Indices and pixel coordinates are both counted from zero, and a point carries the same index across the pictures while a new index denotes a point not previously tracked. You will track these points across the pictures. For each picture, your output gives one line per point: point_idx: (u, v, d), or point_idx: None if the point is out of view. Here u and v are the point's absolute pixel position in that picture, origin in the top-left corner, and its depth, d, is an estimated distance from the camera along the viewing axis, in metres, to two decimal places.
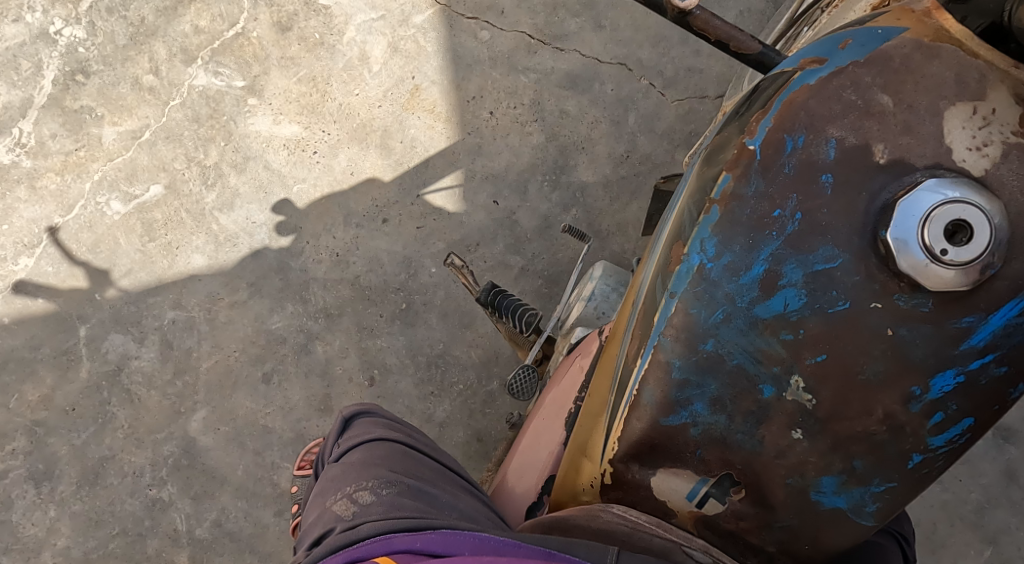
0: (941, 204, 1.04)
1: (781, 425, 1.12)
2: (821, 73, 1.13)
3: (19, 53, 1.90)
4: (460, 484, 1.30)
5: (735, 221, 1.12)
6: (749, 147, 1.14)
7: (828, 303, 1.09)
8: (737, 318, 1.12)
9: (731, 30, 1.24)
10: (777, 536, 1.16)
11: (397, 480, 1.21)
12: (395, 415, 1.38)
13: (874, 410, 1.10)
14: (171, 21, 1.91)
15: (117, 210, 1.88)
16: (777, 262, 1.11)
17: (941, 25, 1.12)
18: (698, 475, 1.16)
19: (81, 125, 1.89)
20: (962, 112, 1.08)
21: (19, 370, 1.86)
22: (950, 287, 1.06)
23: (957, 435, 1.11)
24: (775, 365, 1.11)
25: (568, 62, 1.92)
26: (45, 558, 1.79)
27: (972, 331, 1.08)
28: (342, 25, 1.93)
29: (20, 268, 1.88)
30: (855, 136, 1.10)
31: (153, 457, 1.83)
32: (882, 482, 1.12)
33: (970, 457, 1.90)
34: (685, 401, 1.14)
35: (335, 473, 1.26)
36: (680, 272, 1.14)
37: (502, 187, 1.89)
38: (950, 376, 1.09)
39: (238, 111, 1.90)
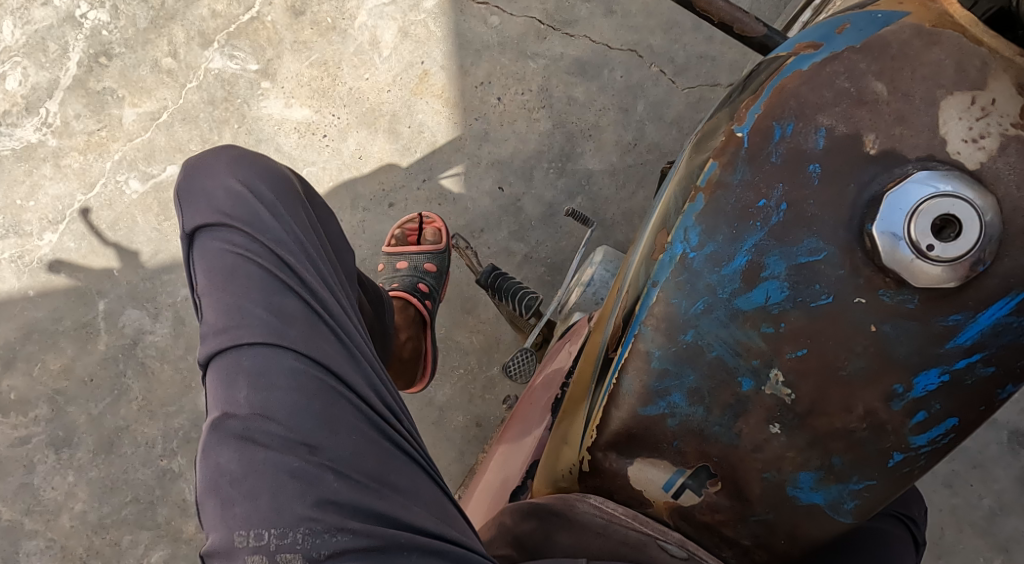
0: (930, 198, 1.10)
1: (758, 419, 1.18)
2: (815, 59, 1.18)
3: (47, 36, 1.93)
4: (373, 422, 1.24)
5: (720, 211, 1.18)
6: (738, 135, 1.19)
7: (810, 297, 1.15)
8: (718, 309, 1.18)
9: (735, 12, 1.33)
10: (752, 529, 1.21)
11: (324, 522, 1.16)
12: (292, 337, 1.24)
13: (854, 407, 1.16)
14: (190, 6, 1.93)
15: (135, 189, 1.93)
16: (759, 254, 1.17)
17: (945, 10, 1.16)
18: (675, 466, 1.22)
19: (103, 106, 1.93)
20: (960, 103, 1.13)
21: (42, 340, 1.93)
22: (937, 283, 1.12)
23: (940, 435, 1.17)
24: (755, 359, 1.17)
25: (577, 48, 1.90)
26: (63, 521, 1.89)
27: (959, 330, 1.14)
28: (354, 10, 1.92)
29: (44, 243, 1.94)
30: (846, 125, 1.16)
31: (165, 429, 1.91)
32: (860, 479, 1.18)
33: (982, 461, 1.89)
34: (664, 391, 1.20)
35: (235, 470, 1.17)
36: (663, 260, 1.20)
37: (508, 173, 1.89)
38: (934, 375, 1.15)
39: (251, 94, 1.92)
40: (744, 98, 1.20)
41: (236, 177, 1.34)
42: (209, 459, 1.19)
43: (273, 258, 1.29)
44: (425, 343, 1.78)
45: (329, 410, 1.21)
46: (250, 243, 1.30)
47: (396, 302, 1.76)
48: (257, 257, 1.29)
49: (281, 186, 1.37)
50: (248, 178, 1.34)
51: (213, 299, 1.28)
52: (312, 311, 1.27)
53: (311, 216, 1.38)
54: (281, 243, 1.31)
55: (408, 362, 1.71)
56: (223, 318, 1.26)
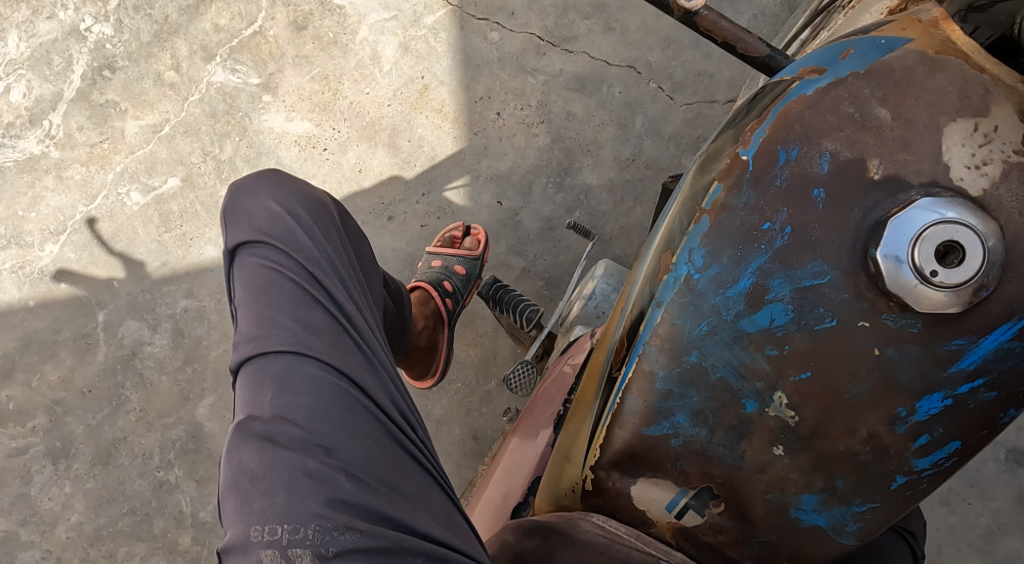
0: (934, 224, 1.11)
1: (762, 441, 1.18)
2: (819, 83, 1.19)
3: (52, 49, 1.95)
4: (389, 434, 1.25)
5: (724, 233, 1.19)
6: (743, 157, 1.20)
7: (814, 320, 1.16)
8: (722, 331, 1.18)
9: (738, 32, 1.33)
10: (756, 551, 1.22)
11: (334, 521, 1.16)
12: (318, 346, 1.26)
13: (857, 430, 1.16)
14: (193, 19, 1.95)
15: (136, 201, 1.94)
16: (764, 276, 1.17)
17: (948, 37, 1.17)
18: (678, 487, 1.22)
19: (105, 118, 1.94)
20: (964, 128, 1.14)
21: (41, 351, 1.94)
22: (941, 308, 1.12)
23: (943, 459, 1.17)
24: (758, 381, 1.18)
25: (577, 64, 1.91)
26: (59, 532, 1.89)
27: (963, 354, 1.14)
28: (355, 24, 1.94)
29: (45, 254, 1.95)
30: (850, 150, 1.16)
31: (162, 441, 1.91)
32: (863, 502, 1.18)
33: (979, 480, 1.89)
34: (668, 411, 1.21)
35: (254, 470, 1.18)
36: (667, 281, 1.20)
37: (506, 189, 1.90)
38: (937, 399, 1.15)
39: (253, 108, 1.93)
40: (750, 120, 1.20)
41: (274, 197, 1.36)
42: (230, 458, 1.20)
43: (305, 271, 1.31)
44: (443, 342, 1.78)
45: (349, 419, 1.22)
46: (284, 257, 1.31)
47: (420, 293, 1.79)
48: (289, 269, 1.30)
49: (317, 205, 1.38)
50: (287, 200, 1.35)
51: (245, 308, 1.29)
52: (338, 324, 1.29)
53: (343, 240, 1.40)
54: (314, 259, 1.32)
55: (421, 352, 1.73)
56: (254, 325, 1.27)
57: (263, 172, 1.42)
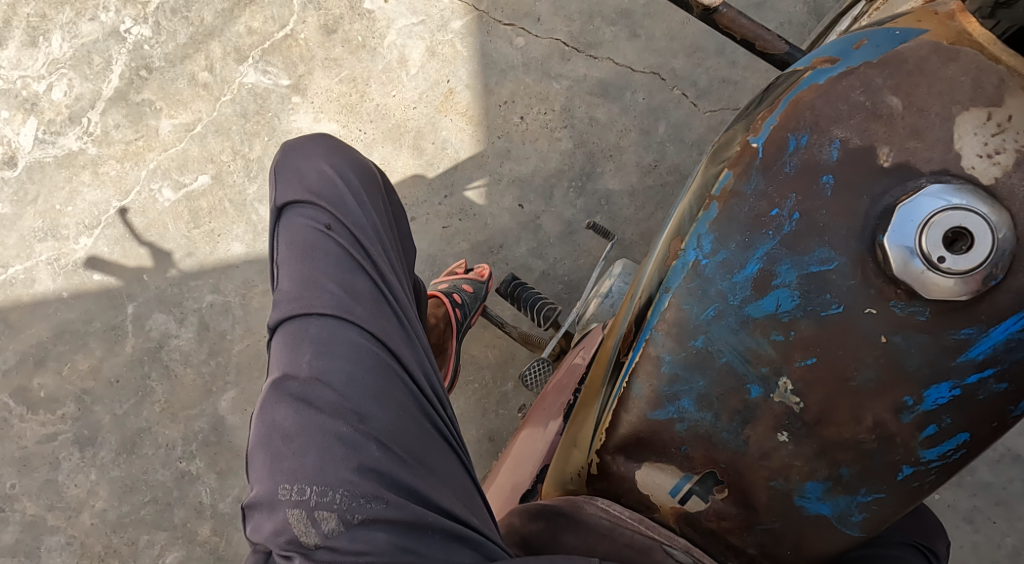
0: (941, 210, 1.10)
1: (766, 427, 1.17)
2: (831, 73, 1.18)
3: (92, 49, 2.01)
4: (420, 407, 1.26)
5: (732, 219, 1.18)
6: (753, 145, 1.19)
7: (821, 306, 1.14)
8: (728, 315, 1.17)
9: (757, 29, 1.35)
10: (759, 538, 1.19)
11: (363, 488, 1.17)
12: (359, 313, 1.27)
13: (863, 418, 1.14)
14: (228, 23, 2.00)
15: (168, 198, 1.99)
16: (771, 262, 1.16)
17: (964, 28, 1.16)
18: (682, 471, 1.20)
19: (141, 117, 2.00)
20: (976, 118, 1.13)
21: (72, 341, 1.99)
22: (950, 296, 1.11)
23: (951, 450, 1.15)
24: (764, 366, 1.16)
25: (601, 69, 1.93)
26: (84, 518, 1.94)
27: (971, 344, 1.12)
28: (384, 29, 1.98)
29: (80, 247, 2.00)
30: (860, 138, 1.15)
31: (185, 432, 1.95)
32: (868, 492, 1.16)
33: (1006, 497, 1.84)
34: (674, 395, 1.19)
35: (289, 429, 1.20)
36: (676, 266, 1.20)
37: (528, 192, 1.92)
38: (945, 388, 1.13)
39: (282, 109, 1.97)
40: (760, 110, 1.20)
41: (328, 162, 1.38)
42: (265, 416, 1.22)
43: (352, 238, 1.33)
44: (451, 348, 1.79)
45: (385, 387, 1.23)
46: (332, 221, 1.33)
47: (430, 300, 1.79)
48: (336, 234, 1.32)
49: (367, 176, 1.41)
50: (340, 165, 1.38)
51: (289, 268, 1.31)
52: (379, 294, 1.30)
53: (388, 211, 1.42)
54: (361, 226, 1.34)
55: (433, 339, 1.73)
56: (297, 285, 1.29)
57: (317, 137, 1.44)
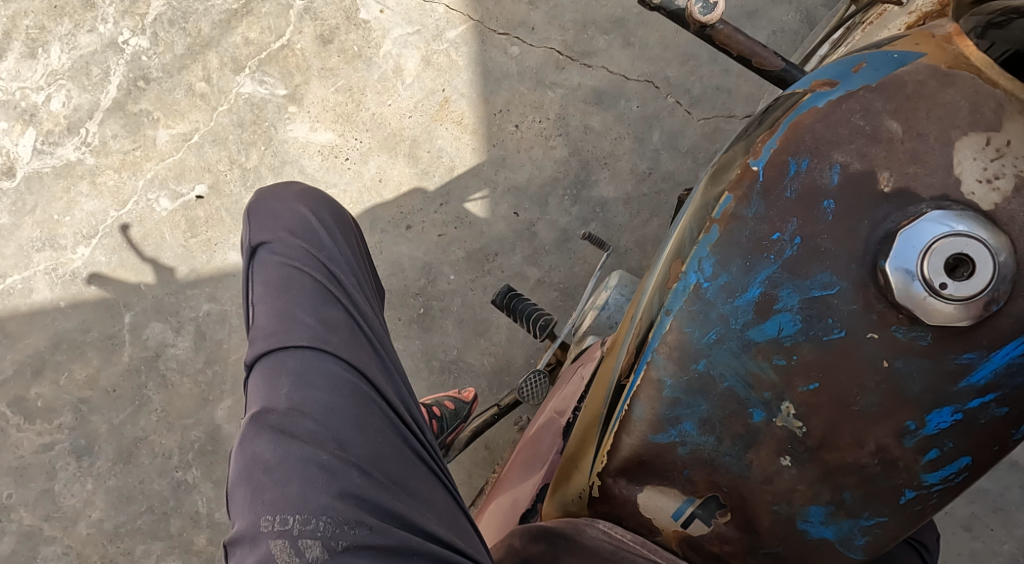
0: (943, 236, 1.10)
1: (770, 450, 1.17)
2: (831, 96, 1.19)
3: (90, 60, 2.02)
4: (399, 433, 1.27)
5: (734, 243, 1.18)
6: (753, 168, 1.20)
7: (822, 331, 1.15)
8: (730, 339, 1.17)
9: (753, 46, 1.35)
10: (761, 562, 1.19)
11: (346, 514, 1.17)
12: (335, 343, 1.28)
13: (866, 443, 1.15)
14: (225, 33, 2.01)
15: (165, 207, 2.00)
16: (773, 286, 1.16)
17: (961, 51, 1.17)
18: (684, 495, 1.20)
19: (138, 127, 2.01)
20: (976, 143, 1.13)
21: (70, 351, 1.99)
22: (951, 321, 1.11)
23: (953, 473, 1.15)
24: (766, 391, 1.16)
25: (595, 78, 1.94)
26: (80, 528, 1.94)
27: (972, 369, 1.13)
28: (379, 39, 1.99)
29: (77, 257, 2.01)
30: (861, 162, 1.16)
31: (181, 441, 1.95)
32: (871, 515, 1.17)
33: (1003, 505, 1.84)
34: (675, 419, 1.19)
35: (268, 460, 1.19)
36: (676, 290, 1.20)
37: (523, 200, 1.92)
38: (947, 413, 1.13)
39: (278, 118, 1.98)
40: (760, 132, 1.20)
41: (303, 201, 1.40)
42: (243, 449, 1.21)
43: (326, 272, 1.34)
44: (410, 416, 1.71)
45: (363, 415, 1.24)
46: (306, 256, 1.35)
47: None
48: (311, 268, 1.34)
49: (340, 214, 1.43)
50: (314, 203, 1.40)
51: (265, 305, 1.32)
52: (355, 324, 1.32)
53: (360, 247, 1.44)
54: (334, 261, 1.36)
55: None
56: (273, 320, 1.29)
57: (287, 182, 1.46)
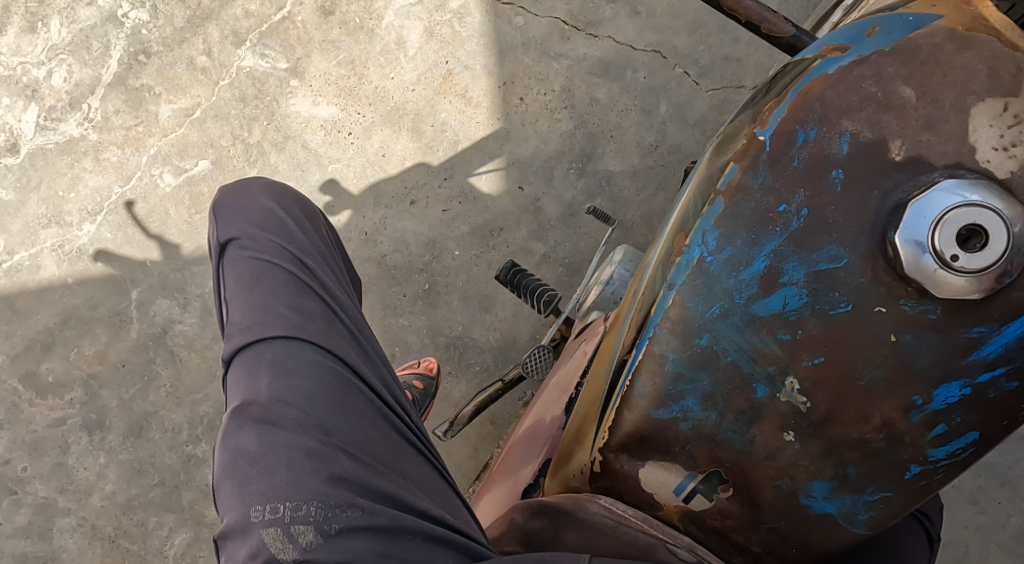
0: (956, 207, 1.07)
1: (772, 426, 1.16)
2: (841, 61, 1.16)
3: (91, 34, 2.00)
4: (385, 415, 1.26)
5: (739, 216, 1.17)
6: (759, 138, 1.17)
7: (828, 305, 1.13)
8: (734, 314, 1.16)
9: (763, 13, 1.32)
10: (764, 537, 1.18)
11: (337, 497, 1.16)
12: (313, 332, 1.28)
13: (871, 417, 1.13)
14: (224, 5, 1.98)
15: (169, 183, 1.99)
16: (778, 259, 1.15)
17: (980, 13, 1.14)
18: (687, 470, 1.18)
19: (140, 102, 1.99)
20: (992, 109, 1.11)
21: (78, 326, 2.00)
22: (961, 294, 1.09)
23: (960, 448, 1.14)
24: (770, 365, 1.15)
25: (601, 48, 1.90)
26: (94, 501, 1.96)
27: (983, 342, 1.11)
28: (381, 10, 1.95)
29: (83, 233, 2.01)
30: (871, 131, 1.13)
31: (191, 416, 1.97)
32: (875, 490, 1.15)
33: (1011, 479, 1.83)
34: (678, 395, 1.18)
35: (254, 450, 1.19)
36: (680, 264, 1.18)
37: (528, 174, 1.90)
38: (955, 387, 1.12)
39: (280, 92, 1.96)
40: (767, 101, 1.18)
41: (268, 196, 1.40)
42: (229, 443, 1.21)
43: (297, 263, 1.34)
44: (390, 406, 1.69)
45: (347, 399, 1.24)
46: (277, 248, 1.35)
47: None
48: (283, 261, 1.34)
49: (307, 207, 1.43)
50: (280, 197, 1.40)
51: (240, 301, 1.32)
52: (331, 312, 1.32)
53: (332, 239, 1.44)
54: (307, 254, 1.36)
55: None
56: (248, 315, 1.30)
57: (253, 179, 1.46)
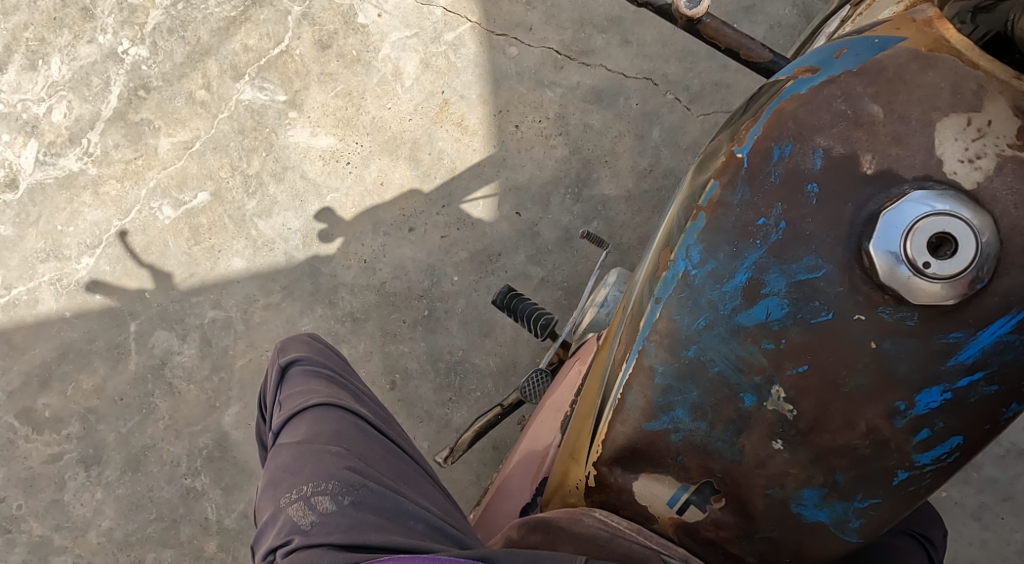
0: (925, 216, 1.04)
1: (761, 435, 1.13)
2: (813, 81, 1.13)
3: (91, 71, 2.03)
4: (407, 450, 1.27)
5: (720, 230, 1.14)
6: (738, 155, 1.14)
7: (810, 314, 1.10)
8: (719, 325, 1.13)
9: (741, 38, 1.35)
10: (758, 547, 1.15)
11: (354, 481, 1.14)
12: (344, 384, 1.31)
13: (857, 424, 1.10)
14: (223, 40, 2.01)
15: (168, 215, 2.00)
16: (760, 271, 1.12)
17: (942, 34, 1.11)
18: (679, 482, 1.17)
19: (140, 137, 2.02)
20: (956, 123, 1.08)
21: (76, 360, 2.00)
22: (935, 301, 1.05)
23: (944, 453, 1.10)
24: (756, 375, 1.12)
25: (594, 77, 1.95)
26: (90, 538, 1.94)
27: (960, 347, 1.07)
28: (378, 43, 2.00)
29: (82, 267, 2.02)
30: (843, 146, 1.10)
31: (189, 448, 1.95)
32: (864, 497, 1.12)
33: (1013, 493, 1.84)
34: (668, 406, 1.16)
35: (285, 461, 1.18)
36: (665, 278, 1.16)
37: (525, 200, 1.93)
38: (936, 392, 1.08)
39: (279, 124, 1.99)
40: (744, 118, 1.15)
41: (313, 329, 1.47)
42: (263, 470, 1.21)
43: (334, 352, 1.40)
44: None
45: (372, 428, 1.25)
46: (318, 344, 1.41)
47: None
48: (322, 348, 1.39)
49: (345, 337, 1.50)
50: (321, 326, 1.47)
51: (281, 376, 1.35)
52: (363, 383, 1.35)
53: None
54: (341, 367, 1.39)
55: None
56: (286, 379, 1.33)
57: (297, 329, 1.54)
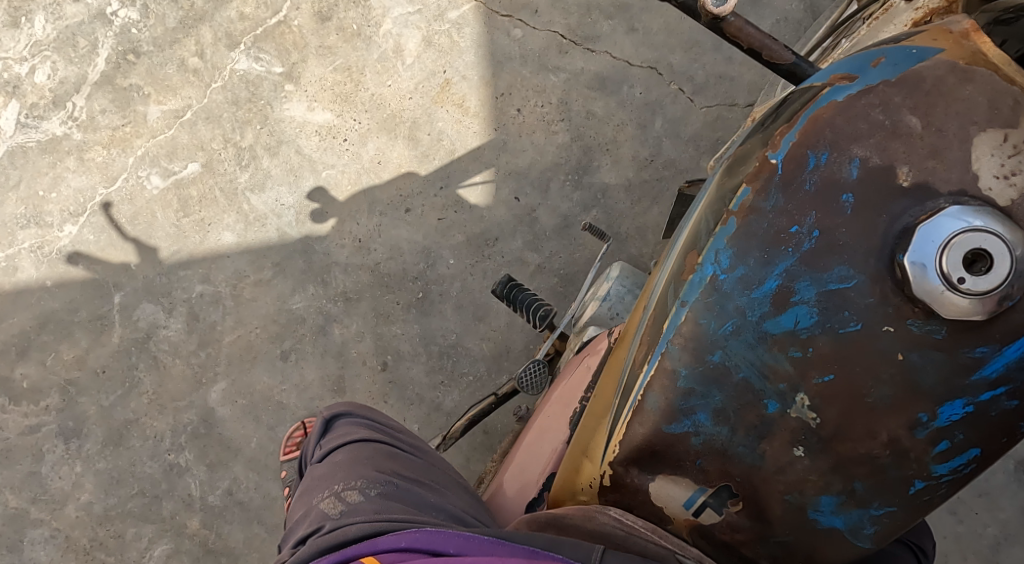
0: (962, 232, 1.01)
1: (782, 441, 1.09)
2: (850, 90, 1.09)
3: (77, 32, 1.96)
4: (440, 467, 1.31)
5: (751, 235, 1.10)
6: (772, 161, 1.10)
7: (839, 323, 1.07)
8: (746, 331, 1.09)
9: (764, 39, 1.25)
10: (771, 549, 1.12)
11: (381, 478, 1.19)
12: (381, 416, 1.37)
13: (878, 434, 1.07)
14: (219, 7, 1.96)
15: (156, 185, 1.95)
16: (790, 279, 1.08)
17: (979, 48, 1.08)
18: (697, 484, 1.12)
19: (128, 102, 1.96)
20: (993, 139, 1.05)
21: (56, 330, 1.94)
22: (965, 316, 1.03)
23: (962, 465, 1.08)
24: (781, 382, 1.09)
25: (598, 63, 1.93)
26: (69, 511, 1.90)
27: (986, 362, 1.05)
28: (379, 18, 1.96)
29: (64, 235, 1.96)
30: (880, 157, 1.07)
31: (173, 424, 1.91)
32: (881, 505, 1.09)
33: (988, 490, 1.89)
34: (689, 409, 1.11)
35: (320, 473, 1.24)
36: (693, 281, 1.11)
37: (524, 185, 1.92)
38: (959, 405, 1.06)
39: (275, 96, 1.94)
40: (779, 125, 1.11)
41: None
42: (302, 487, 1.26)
43: None
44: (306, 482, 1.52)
45: (406, 447, 1.30)
46: None
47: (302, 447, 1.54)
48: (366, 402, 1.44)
49: None
50: None
51: None
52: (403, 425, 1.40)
53: None
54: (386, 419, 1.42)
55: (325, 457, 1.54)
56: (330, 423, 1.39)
57: None
